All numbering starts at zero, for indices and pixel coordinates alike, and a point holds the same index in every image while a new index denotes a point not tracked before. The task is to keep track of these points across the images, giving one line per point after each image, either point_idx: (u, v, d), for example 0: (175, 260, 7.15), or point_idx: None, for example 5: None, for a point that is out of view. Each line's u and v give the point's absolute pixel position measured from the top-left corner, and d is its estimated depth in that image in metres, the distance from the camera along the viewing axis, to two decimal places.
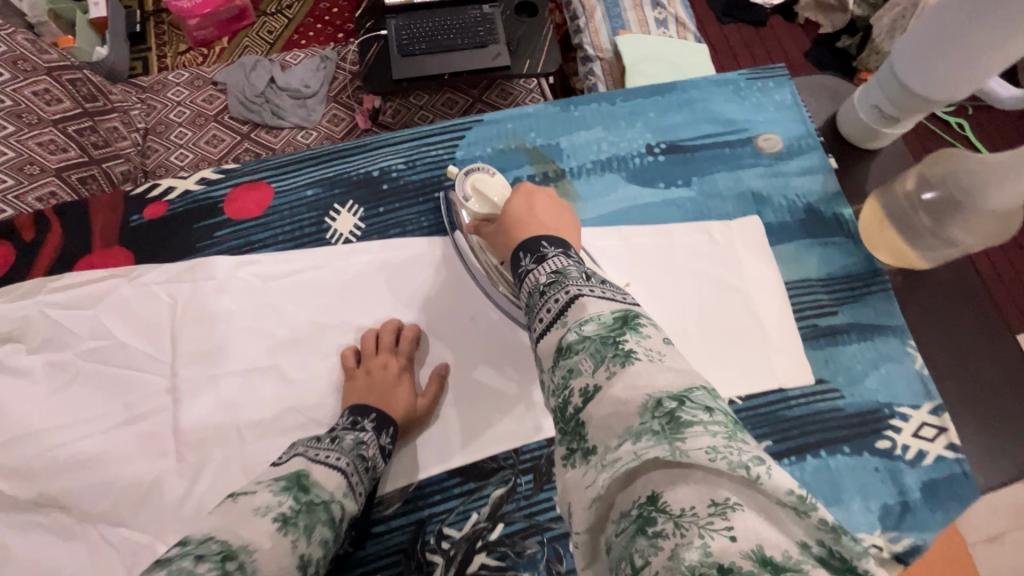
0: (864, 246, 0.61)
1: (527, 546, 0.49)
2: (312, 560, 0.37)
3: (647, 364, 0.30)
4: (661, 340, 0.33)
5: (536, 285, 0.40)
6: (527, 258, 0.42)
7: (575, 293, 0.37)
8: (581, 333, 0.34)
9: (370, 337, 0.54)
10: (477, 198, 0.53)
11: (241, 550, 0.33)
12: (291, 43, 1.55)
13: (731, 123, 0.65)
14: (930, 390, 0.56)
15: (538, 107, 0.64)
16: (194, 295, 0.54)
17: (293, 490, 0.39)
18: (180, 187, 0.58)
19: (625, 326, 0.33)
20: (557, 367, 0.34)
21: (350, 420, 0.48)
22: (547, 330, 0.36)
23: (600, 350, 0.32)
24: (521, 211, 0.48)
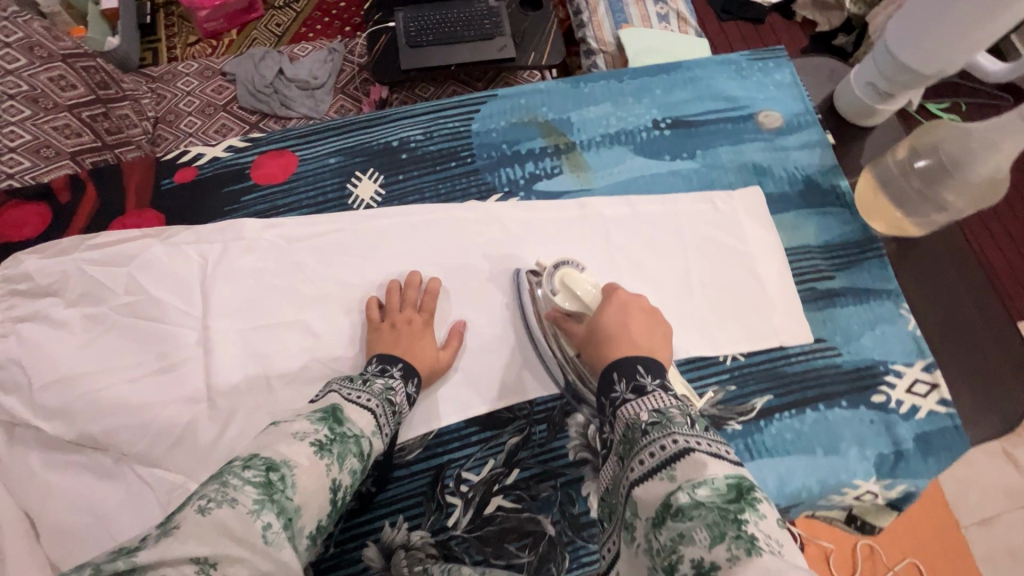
0: (860, 215, 0.64)
1: (542, 490, 0.52)
2: (342, 486, 0.40)
3: (773, 556, 0.30)
4: (775, 520, 0.33)
5: (635, 421, 0.39)
6: (622, 385, 0.43)
7: (684, 443, 0.36)
8: (694, 496, 0.33)
9: (395, 292, 0.56)
10: (565, 295, 0.53)
11: (283, 464, 0.37)
12: (300, 36, 1.58)
13: (734, 100, 0.68)
14: (922, 348, 0.59)
15: (550, 83, 0.67)
16: (223, 254, 0.57)
17: (329, 422, 0.42)
18: (208, 153, 0.61)
19: (740, 497, 0.33)
20: (664, 526, 0.33)
21: (379, 366, 0.50)
22: (647, 478, 0.36)
23: (718, 524, 0.32)
24: (615, 325, 0.48)
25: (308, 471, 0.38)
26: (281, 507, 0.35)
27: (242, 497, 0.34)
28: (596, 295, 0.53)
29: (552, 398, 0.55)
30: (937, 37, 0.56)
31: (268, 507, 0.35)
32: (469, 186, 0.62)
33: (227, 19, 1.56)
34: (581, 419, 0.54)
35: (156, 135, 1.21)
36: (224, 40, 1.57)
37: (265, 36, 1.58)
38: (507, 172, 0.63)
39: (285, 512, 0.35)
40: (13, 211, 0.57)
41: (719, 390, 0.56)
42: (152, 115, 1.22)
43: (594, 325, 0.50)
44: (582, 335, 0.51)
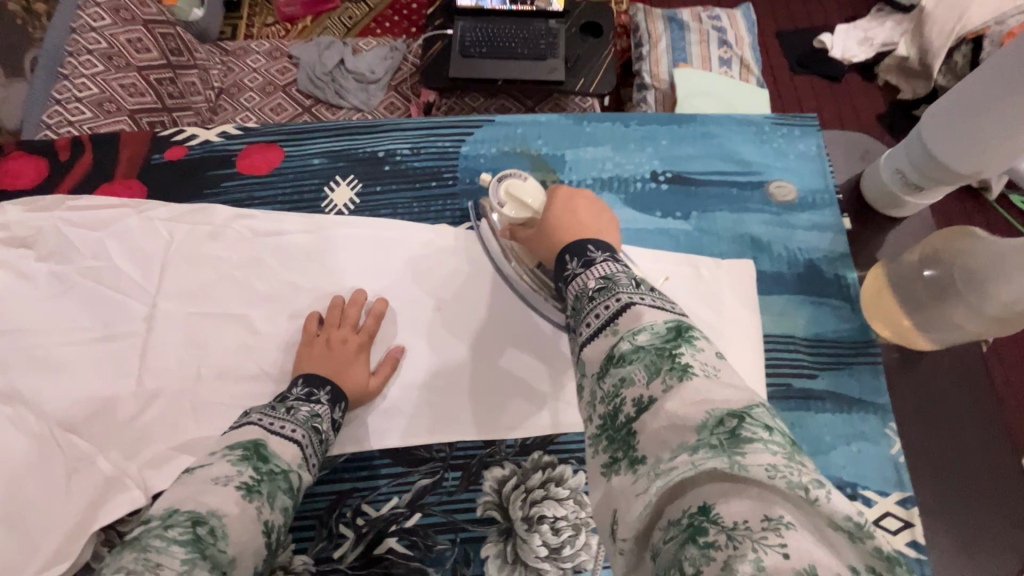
0: (863, 314, 0.57)
1: (438, 541, 0.49)
2: (275, 527, 0.39)
3: (704, 380, 0.29)
4: (715, 355, 0.32)
5: (584, 290, 0.38)
6: (573, 262, 0.41)
7: (626, 300, 0.35)
8: (635, 342, 0.33)
9: (337, 309, 0.55)
10: (512, 206, 0.52)
11: (210, 515, 0.36)
12: (366, 31, 1.63)
13: (745, 165, 0.63)
14: (904, 480, 0.51)
15: (552, 117, 0.65)
16: (189, 237, 0.58)
17: (252, 461, 0.41)
18: (202, 136, 0.62)
19: (677, 336, 0.32)
20: (607, 375, 0.33)
21: (304, 390, 0.49)
22: (595, 336, 0.35)
23: (655, 362, 0.31)
24: (564, 214, 0.46)
25: (237, 519, 0.37)
26: (214, 562, 0.34)
27: (168, 560, 0.33)
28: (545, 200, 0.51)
29: (473, 446, 0.52)
30: (977, 132, 0.50)
31: (199, 565, 0.33)
32: (444, 210, 0.61)
33: (305, 5, 1.63)
34: (500, 474, 0.51)
35: (217, 104, 1.28)
36: (298, 25, 1.64)
37: (336, 26, 1.64)
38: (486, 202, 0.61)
39: (220, 565, 0.34)
40: (17, 160, 0.61)
41: None
42: (216, 86, 1.28)
43: (543, 223, 0.48)
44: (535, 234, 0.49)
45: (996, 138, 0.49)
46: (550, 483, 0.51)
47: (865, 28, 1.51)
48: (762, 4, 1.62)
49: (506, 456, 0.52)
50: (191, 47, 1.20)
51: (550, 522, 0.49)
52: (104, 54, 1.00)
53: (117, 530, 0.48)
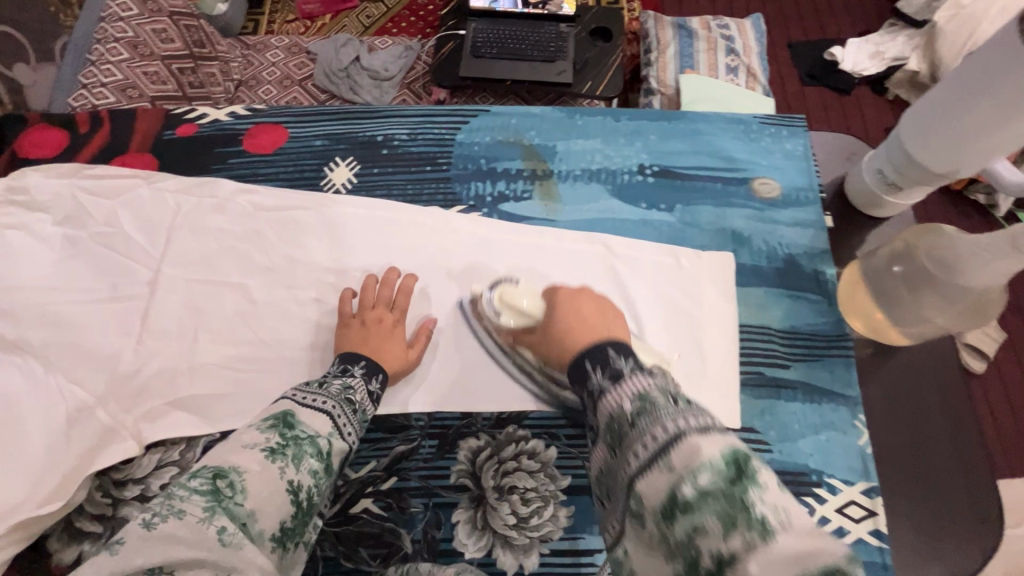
0: (838, 308, 0.58)
1: (412, 505, 0.51)
2: (303, 486, 0.42)
3: (786, 534, 0.27)
4: (779, 485, 0.30)
5: (619, 411, 0.35)
6: (599, 373, 0.39)
7: (676, 428, 0.32)
8: (697, 486, 0.30)
9: (369, 289, 0.57)
10: (508, 312, 0.54)
11: (232, 471, 0.40)
12: (383, 30, 1.68)
13: (731, 161, 0.65)
14: (868, 470, 0.52)
15: (546, 109, 0.67)
16: (195, 208, 0.61)
17: (279, 428, 0.44)
18: (212, 115, 0.66)
19: (740, 474, 0.30)
20: (675, 521, 0.30)
21: (340, 367, 0.52)
22: (644, 472, 0.32)
23: (729, 511, 0.28)
24: (567, 321, 0.47)
25: (257, 475, 0.40)
26: (231, 513, 0.38)
27: (190, 508, 0.37)
28: (538, 300, 0.52)
29: (451, 417, 0.54)
30: (951, 134, 0.51)
31: (219, 513, 0.37)
32: (437, 193, 0.63)
33: (325, 4, 1.69)
34: (475, 445, 0.53)
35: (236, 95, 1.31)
36: (318, 23, 1.69)
37: (354, 25, 1.69)
38: (477, 187, 0.64)
39: (238, 518, 0.38)
40: (39, 131, 0.65)
41: None
42: (236, 77, 1.32)
43: (548, 331, 0.48)
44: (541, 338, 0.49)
45: (968, 140, 0.51)
46: (523, 456, 0.53)
47: (876, 42, 1.51)
48: (774, 16, 1.63)
49: (482, 428, 0.54)
50: (214, 39, 1.23)
51: (521, 493, 0.51)
52: (132, 43, 1.05)
53: (112, 477, 0.51)
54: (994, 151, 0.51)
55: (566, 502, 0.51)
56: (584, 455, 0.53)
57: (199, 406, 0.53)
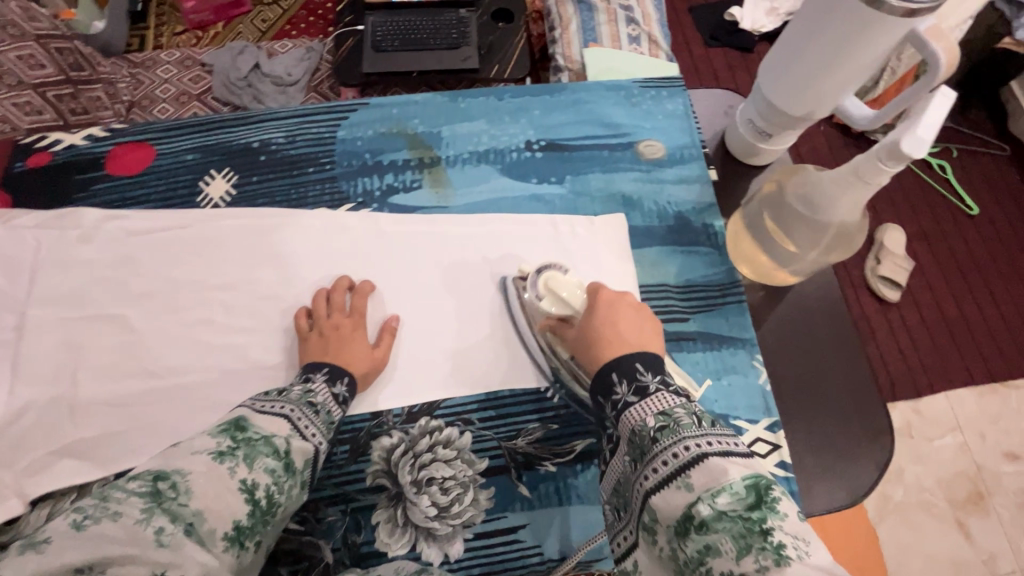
0: (728, 258, 0.60)
1: (328, 514, 0.50)
2: (259, 485, 0.40)
3: (801, 564, 0.31)
4: (796, 514, 0.33)
5: (642, 426, 0.40)
6: (624, 386, 0.42)
7: (698, 450, 0.36)
8: (715, 507, 0.34)
9: (322, 299, 0.56)
10: (555, 302, 0.51)
11: (176, 472, 0.37)
12: (282, 33, 1.60)
13: (615, 127, 0.66)
14: (769, 406, 0.55)
15: (427, 96, 0.66)
16: (57, 241, 0.57)
17: (231, 431, 0.41)
18: (66, 140, 0.61)
19: (761, 503, 0.33)
20: (688, 539, 0.34)
21: (303, 376, 0.50)
22: (663, 487, 0.37)
23: (744, 536, 0.32)
24: (603, 322, 0.47)
25: (204, 475, 0.37)
26: (175, 514, 0.35)
27: (126, 509, 0.34)
28: (581, 294, 0.51)
29: (361, 420, 0.53)
30: (802, 78, 0.53)
31: (158, 513, 0.34)
32: (323, 193, 0.61)
33: (215, 11, 1.58)
34: (388, 443, 0.52)
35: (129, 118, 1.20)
36: (210, 32, 1.60)
37: (250, 31, 1.60)
38: (364, 182, 0.62)
39: (183, 517, 0.35)
40: None
41: (539, 428, 0.54)
42: (125, 98, 1.22)
43: (583, 329, 0.48)
44: (574, 336, 0.50)
45: (816, 74, 0.52)
46: (438, 446, 0.52)
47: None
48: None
49: (393, 425, 0.53)
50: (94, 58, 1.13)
51: (439, 483, 0.51)
52: None
53: None
54: (841, 93, 0.53)
55: (485, 484, 0.52)
56: (500, 435, 0.53)
57: (86, 451, 0.50)
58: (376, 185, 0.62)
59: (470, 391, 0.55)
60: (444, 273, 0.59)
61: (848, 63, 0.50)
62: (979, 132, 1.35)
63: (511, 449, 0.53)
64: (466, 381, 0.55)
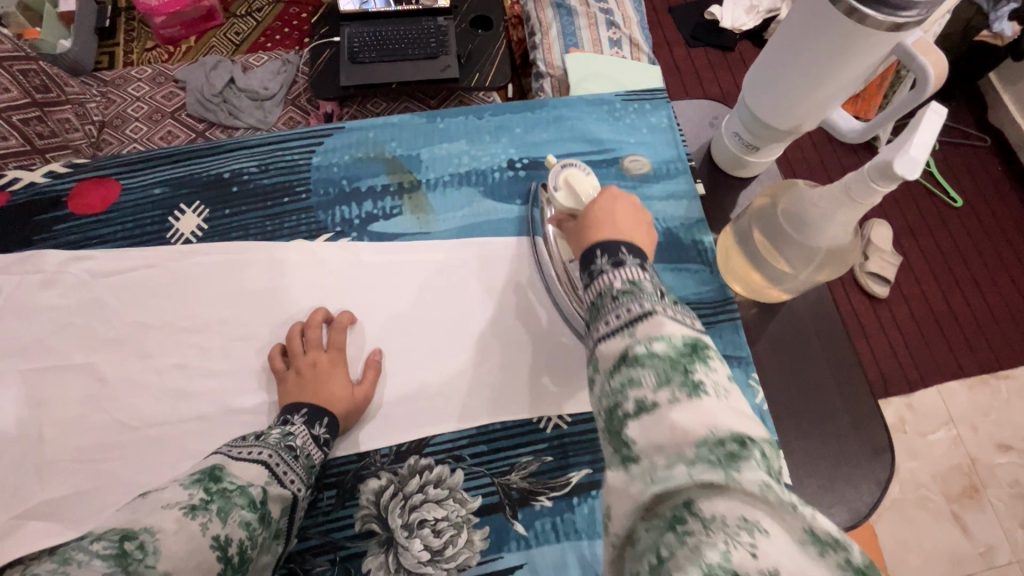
0: (720, 275, 0.59)
1: (317, 563, 0.48)
2: (232, 540, 0.38)
3: (715, 401, 0.30)
4: (726, 375, 0.32)
5: (607, 288, 0.38)
6: (605, 258, 0.40)
7: (646, 306, 0.35)
8: (650, 347, 0.33)
9: (297, 334, 0.53)
10: (564, 193, 0.51)
11: (144, 531, 0.35)
12: (256, 46, 1.56)
13: (599, 143, 0.64)
14: (768, 427, 0.53)
15: (404, 117, 0.64)
16: (19, 288, 0.54)
17: (204, 482, 0.40)
18: (26, 179, 0.58)
19: (694, 354, 0.32)
20: (617, 373, 0.33)
21: (281, 418, 0.49)
22: (610, 335, 0.35)
23: (668, 372, 0.31)
24: (605, 211, 0.46)
25: (175, 533, 0.36)
26: None
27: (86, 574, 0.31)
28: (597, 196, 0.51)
29: (348, 462, 0.51)
30: (787, 93, 0.52)
31: None
32: (299, 224, 0.59)
33: (185, 26, 1.54)
34: (376, 485, 0.50)
35: (99, 140, 1.16)
36: (181, 47, 1.55)
37: (223, 44, 1.56)
38: (342, 210, 0.59)
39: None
40: None
41: (533, 462, 0.52)
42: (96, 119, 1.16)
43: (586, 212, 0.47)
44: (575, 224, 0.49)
45: (811, 82, 0.50)
46: (429, 486, 0.51)
47: None
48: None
49: (381, 466, 0.51)
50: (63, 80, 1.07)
51: (431, 525, 0.49)
52: None
53: None
54: (826, 107, 0.52)
55: (479, 524, 0.50)
56: (492, 471, 0.51)
57: (55, 511, 0.48)
58: (353, 215, 0.59)
59: (459, 427, 0.53)
60: (424, 307, 0.57)
61: (833, 78, 0.49)
62: (960, 126, 1.36)
63: (504, 485, 0.51)
64: (457, 414, 0.53)
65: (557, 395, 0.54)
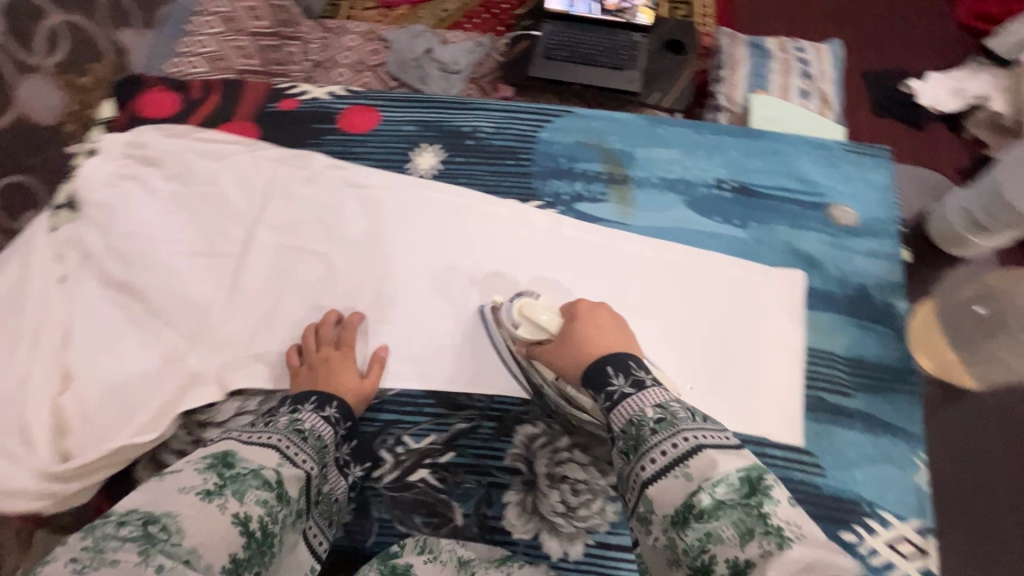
0: (908, 347, 0.57)
1: (465, 480, 0.54)
2: (252, 516, 0.37)
3: (802, 544, 0.31)
4: (789, 500, 0.34)
5: (640, 417, 0.40)
6: (621, 378, 0.43)
7: (693, 440, 0.36)
8: (714, 495, 0.34)
9: (311, 334, 0.57)
10: (526, 326, 0.53)
11: (164, 514, 0.35)
12: (457, 25, 1.69)
13: (810, 185, 0.65)
14: (923, 508, 0.52)
15: (628, 116, 0.69)
16: (290, 177, 0.65)
17: (218, 467, 0.39)
18: (311, 93, 0.70)
19: (756, 489, 0.34)
20: (688, 529, 0.33)
21: (290, 408, 0.48)
22: (661, 477, 0.36)
23: (745, 521, 0.32)
24: (590, 327, 0.50)
25: (194, 515, 0.35)
26: (169, 554, 0.32)
27: (121, 554, 0.32)
28: (556, 316, 0.53)
29: (507, 403, 0.55)
30: None
31: (152, 554, 0.32)
32: (516, 186, 0.65)
33: None
34: (530, 431, 0.55)
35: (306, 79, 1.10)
36: (395, 12, 1.73)
37: (430, 16, 1.71)
38: (555, 184, 0.65)
39: (178, 556, 0.33)
40: (156, 93, 0.70)
41: None
42: (309, 59, 1.12)
43: (570, 337, 0.50)
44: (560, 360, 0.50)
45: None
46: (576, 448, 0.54)
47: (958, 78, 1.19)
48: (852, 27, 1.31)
49: (539, 416, 0.55)
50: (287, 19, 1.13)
51: (571, 484, 0.53)
52: None
53: (196, 419, 0.55)
54: None
55: (614, 499, 0.53)
56: None
57: (279, 362, 0.57)
58: (563, 192, 0.65)
59: None
60: (604, 288, 0.60)
61: None
62: None
63: None
64: None
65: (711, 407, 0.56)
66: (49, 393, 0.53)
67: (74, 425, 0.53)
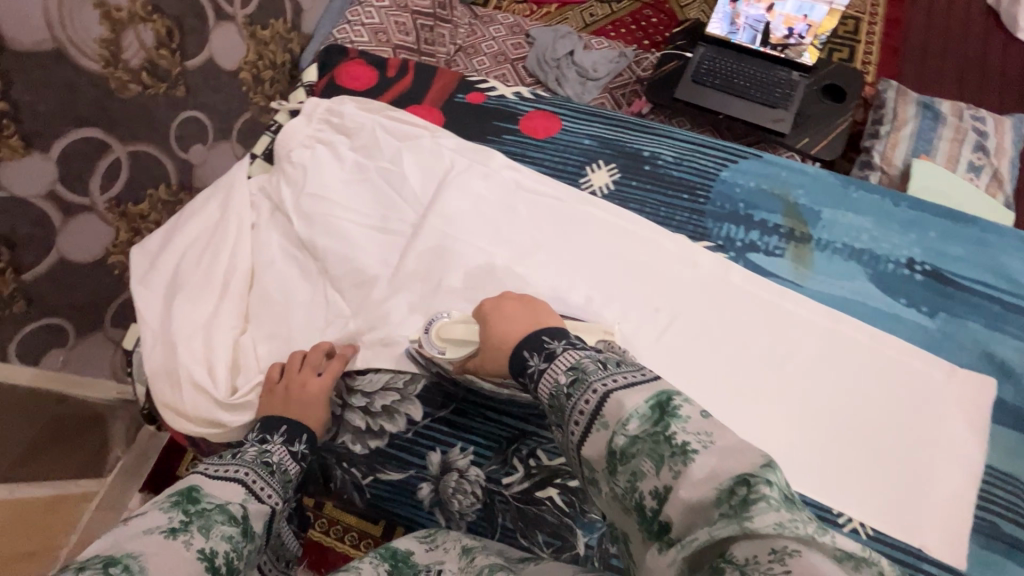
0: None
1: (592, 511, 0.52)
2: (219, 552, 0.34)
3: (706, 454, 0.29)
4: (701, 413, 0.31)
5: (557, 387, 0.37)
6: (535, 359, 0.40)
7: (603, 389, 0.34)
8: (628, 434, 0.31)
9: (295, 358, 0.55)
10: (450, 348, 0.54)
11: (127, 555, 0.31)
12: (602, 32, 1.62)
13: (1016, 286, 0.59)
14: None
15: (819, 171, 0.65)
16: (466, 168, 0.66)
17: (182, 504, 0.36)
18: (500, 91, 0.72)
19: (663, 414, 0.31)
20: (617, 474, 0.31)
21: (258, 436, 0.48)
22: (587, 434, 0.33)
23: (655, 449, 0.30)
24: (493, 332, 0.48)
25: (159, 552, 0.32)
26: None
27: None
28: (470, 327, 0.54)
29: None
30: None
31: None
32: (687, 223, 0.63)
33: None
34: None
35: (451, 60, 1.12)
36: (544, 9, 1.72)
37: (576, 19, 1.64)
38: (729, 228, 0.63)
39: None
40: (355, 66, 0.74)
41: None
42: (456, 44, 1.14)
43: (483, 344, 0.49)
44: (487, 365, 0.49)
45: None
46: None
47: None
48: None
49: None
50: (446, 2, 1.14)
51: None
52: None
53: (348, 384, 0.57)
54: None
55: None
56: None
57: None
58: (737, 237, 0.62)
59: None
60: (764, 347, 0.58)
61: None
62: None
63: None
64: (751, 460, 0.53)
65: (863, 500, 0.51)
66: (232, 332, 0.58)
67: (245, 366, 0.57)
